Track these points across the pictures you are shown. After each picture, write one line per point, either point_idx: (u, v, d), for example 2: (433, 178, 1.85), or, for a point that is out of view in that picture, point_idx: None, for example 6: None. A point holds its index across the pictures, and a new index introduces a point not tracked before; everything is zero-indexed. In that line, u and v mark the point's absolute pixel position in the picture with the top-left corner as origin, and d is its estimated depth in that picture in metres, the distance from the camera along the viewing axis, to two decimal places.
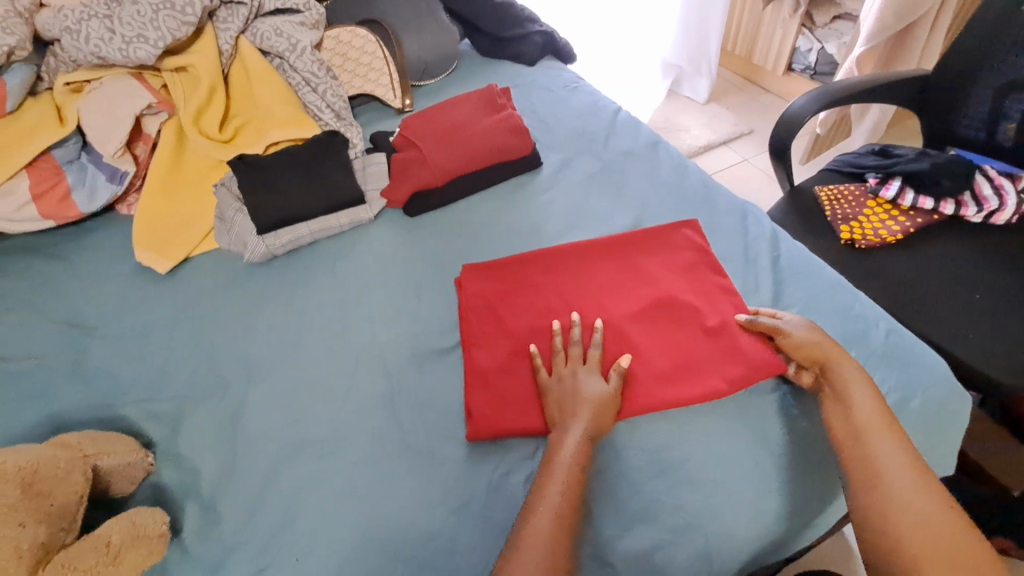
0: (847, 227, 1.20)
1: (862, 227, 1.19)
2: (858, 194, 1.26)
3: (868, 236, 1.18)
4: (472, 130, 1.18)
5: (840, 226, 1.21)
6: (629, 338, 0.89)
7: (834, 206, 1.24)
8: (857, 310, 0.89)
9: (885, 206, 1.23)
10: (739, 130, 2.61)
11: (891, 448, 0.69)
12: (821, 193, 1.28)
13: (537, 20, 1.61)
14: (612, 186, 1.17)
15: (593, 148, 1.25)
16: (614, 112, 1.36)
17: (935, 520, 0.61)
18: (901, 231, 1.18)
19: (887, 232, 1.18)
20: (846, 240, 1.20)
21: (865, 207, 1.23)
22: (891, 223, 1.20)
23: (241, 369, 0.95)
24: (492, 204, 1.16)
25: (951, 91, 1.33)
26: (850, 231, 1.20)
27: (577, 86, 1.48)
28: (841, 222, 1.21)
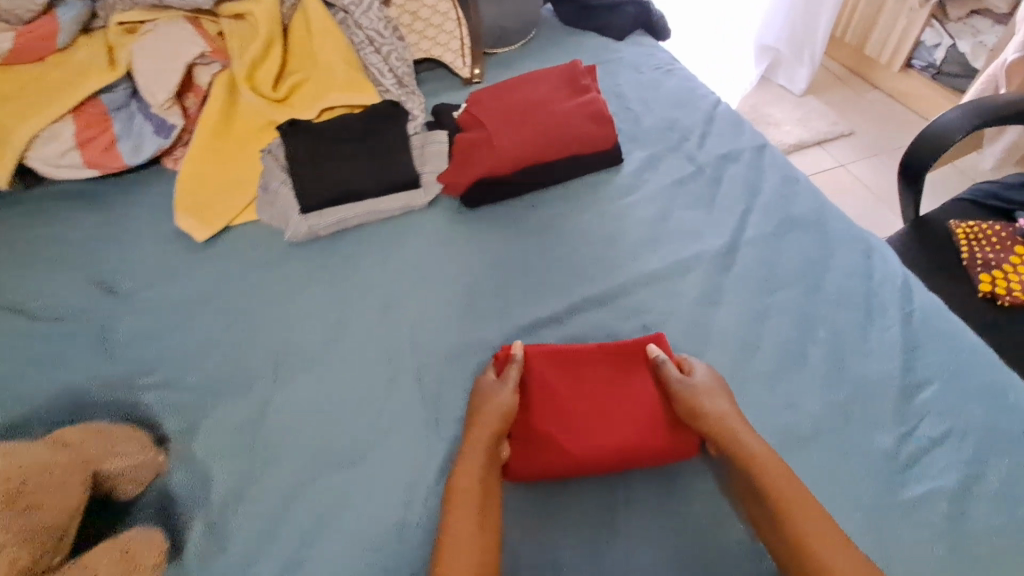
0: (989, 278, 0.99)
1: (1008, 281, 0.98)
2: (1005, 233, 1.03)
3: (1015, 291, 0.97)
4: (548, 114, 1.03)
5: (980, 275, 0.99)
6: (623, 420, 0.73)
7: (973, 248, 1.02)
8: (1013, 400, 0.71)
9: None
10: (837, 130, 2.32)
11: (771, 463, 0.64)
12: (958, 228, 1.05)
13: None
14: (705, 193, 0.99)
15: (686, 147, 1.07)
16: (713, 104, 1.16)
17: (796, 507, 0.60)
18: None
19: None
20: (986, 293, 0.98)
21: (1013, 254, 1.00)
22: None
23: (272, 360, 0.87)
24: (562, 202, 1.01)
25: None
26: (990, 283, 0.98)
27: (671, 68, 1.27)
28: (982, 269, 1.00)
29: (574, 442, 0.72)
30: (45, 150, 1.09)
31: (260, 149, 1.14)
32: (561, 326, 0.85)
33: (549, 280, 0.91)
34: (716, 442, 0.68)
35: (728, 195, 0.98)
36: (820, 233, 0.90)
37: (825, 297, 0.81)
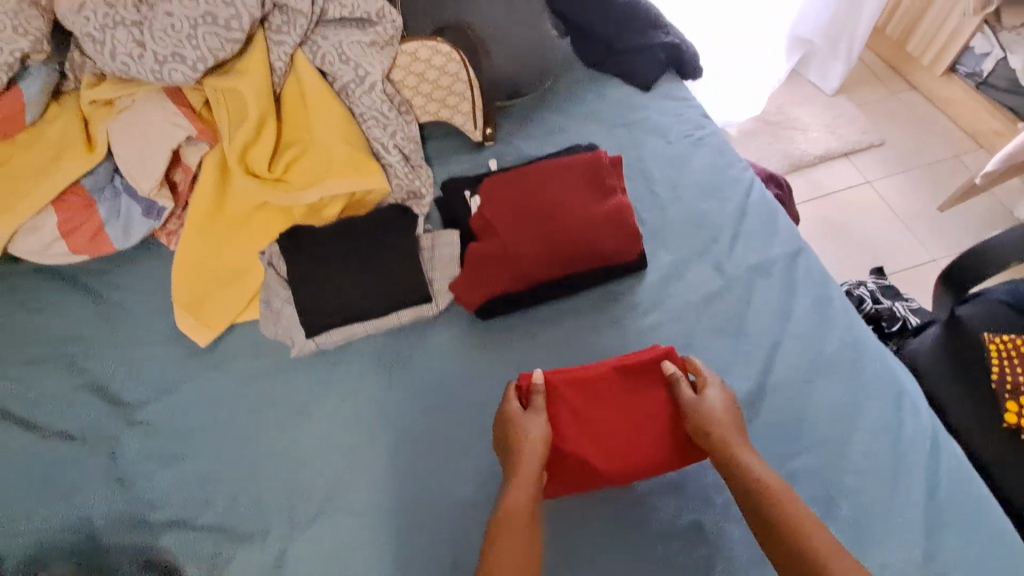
0: (1016, 406, 0.96)
1: None
2: None
3: None
4: (568, 224, 0.94)
5: (1007, 402, 0.97)
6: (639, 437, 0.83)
7: (1004, 369, 0.99)
8: None
9: None
10: (866, 139, 2.18)
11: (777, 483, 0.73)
12: (991, 342, 1.01)
13: (664, 24, 1.26)
14: (732, 316, 0.94)
15: (714, 251, 1.00)
16: (746, 191, 1.08)
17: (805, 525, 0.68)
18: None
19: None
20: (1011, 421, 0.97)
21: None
22: None
23: (285, 498, 0.86)
24: (581, 318, 0.97)
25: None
26: (1017, 411, 0.96)
27: (701, 136, 1.17)
28: (1009, 395, 0.97)
29: (598, 459, 0.81)
30: (29, 242, 1.02)
31: (261, 237, 1.07)
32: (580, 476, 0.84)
33: None
34: (718, 456, 0.76)
35: (755, 321, 0.93)
36: (853, 377, 0.87)
37: (851, 462, 0.81)
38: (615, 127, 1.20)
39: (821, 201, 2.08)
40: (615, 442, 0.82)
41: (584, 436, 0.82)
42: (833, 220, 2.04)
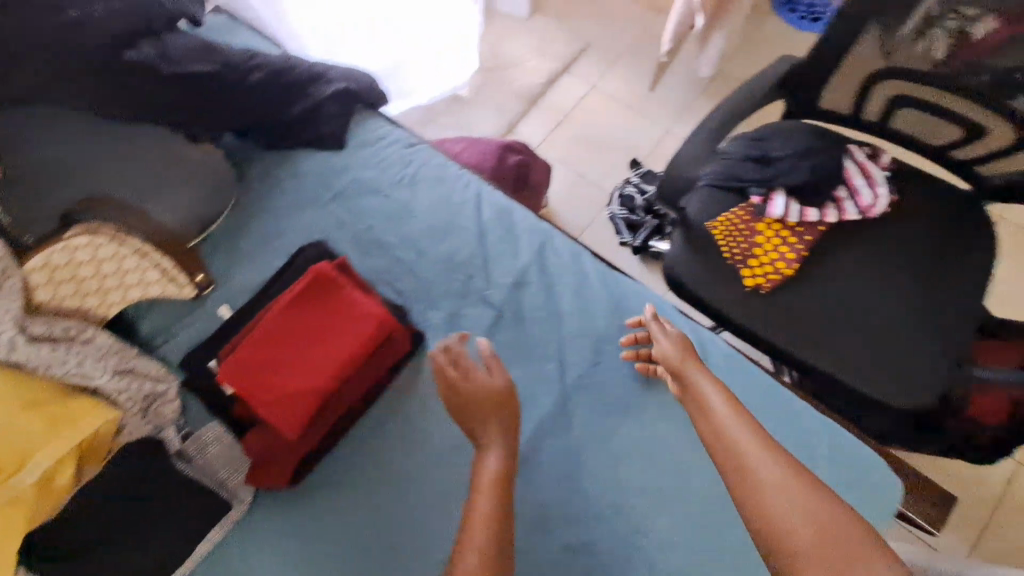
0: (747, 271, 1.15)
1: (763, 268, 1.14)
2: (746, 219, 1.19)
3: (770, 277, 1.13)
4: (325, 356, 0.88)
5: (741, 271, 1.15)
6: (331, 332, 0.89)
7: (729, 244, 1.17)
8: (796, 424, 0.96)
9: (775, 226, 1.17)
10: (574, 48, 2.31)
11: (763, 454, 0.68)
12: (712, 229, 1.19)
13: (319, 74, 1.17)
14: (514, 343, 0.97)
15: (474, 288, 1.01)
16: (473, 212, 1.09)
17: (781, 480, 0.64)
18: (799, 260, 1.14)
19: (785, 265, 1.14)
20: (751, 286, 1.14)
21: (759, 234, 1.16)
22: (786, 250, 1.15)
23: None
24: (385, 425, 0.93)
25: (815, 85, 1.12)
26: (752, 276, 1.14)
27: (413, 175, 1.14)
28: (741, 265, 1.16)
29: (315, 382, 0.86)
30: None
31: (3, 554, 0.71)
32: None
33: (419, 530, 0.87)
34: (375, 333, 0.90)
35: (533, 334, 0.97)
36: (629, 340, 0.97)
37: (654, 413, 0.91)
38: (326, 203, 1.12)
39: (566, 121, 2.21)
40: (310, 357, 0.88)
41: (280, 359, 0.88)
42: (584, 138, 2.17)
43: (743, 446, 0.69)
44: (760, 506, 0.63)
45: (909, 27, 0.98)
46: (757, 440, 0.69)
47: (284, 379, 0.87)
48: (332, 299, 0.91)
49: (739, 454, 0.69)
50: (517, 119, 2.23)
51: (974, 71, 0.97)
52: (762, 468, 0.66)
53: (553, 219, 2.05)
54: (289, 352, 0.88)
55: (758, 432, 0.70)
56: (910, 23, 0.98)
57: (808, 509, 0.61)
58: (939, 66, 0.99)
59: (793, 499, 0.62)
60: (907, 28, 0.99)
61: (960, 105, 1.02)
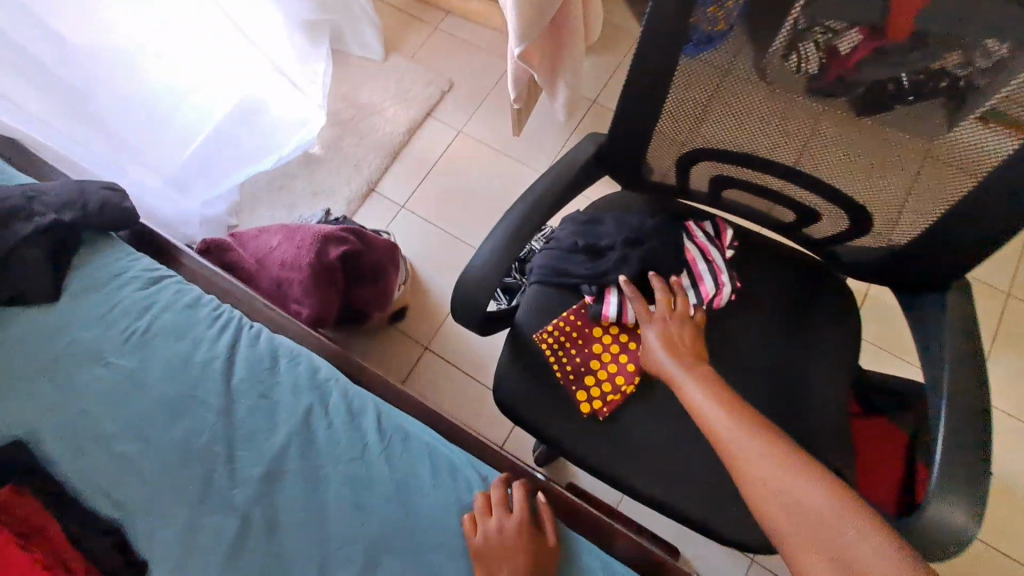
0: (584, 393, 0.97)
1: (600, 387, 0.97)
2: (580, 326, 1.00)
3: (608, 397, 0.97)
4: None
5: (576, 392, 0.97)
6: None
7: (561, 359, 0.99)
8: None
9: (613, 331, 1.00)
10: (436, 89, 2.09)
11: (743, 437, 0.76)
12: (542, 340, 1.00)
13: (31, 208, 0.91)
14: (265, 561, 0.76)
15: (214, 486, 0.79)
16: (223, 374, 0.86)
17: (761, 451, 0.74)
18: (640, 372, 0.98)
19: (625, 379, 0.97)
20: (589, 409, 0.97)
21: (595, 342, 1.00)
22: (625, 361, 0.98)
23: None
24: None
25: (634, 165, 0.93)
26: (588, 398, 0.97)
27: (149, 328, 0.90)
28: (576, 385, 0.98)
29: None
30: None
31: None
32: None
33: None
34: None
35: (291, 542, 0.77)
36: (410, 533, 0.78)
37: None
38: (24, 382, 0.85)
39: (432, 173, 1.99)
40: None
41: None
42: (452, 191, 1.96)
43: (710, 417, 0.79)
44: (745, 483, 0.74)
45: (777, 44, 0.68)
46: (724, 414, 0.79)
47: None
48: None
49: (721, 431, 0.78)
50: (376, 175, 1.99)
51: (847, 90, 0.69)
52: (744, 444, 0.75)
53: (421, 289, 1.83)
54: None
55: (729, 409, 0.79)
56: (776, 41, 0.68)
57: (794, 490, 0.70)
58: (813, 86, 0.71)
59: (780, 484, 0.71)
60: (774, 47, 0.68)
61: (838, 129, 0.74)
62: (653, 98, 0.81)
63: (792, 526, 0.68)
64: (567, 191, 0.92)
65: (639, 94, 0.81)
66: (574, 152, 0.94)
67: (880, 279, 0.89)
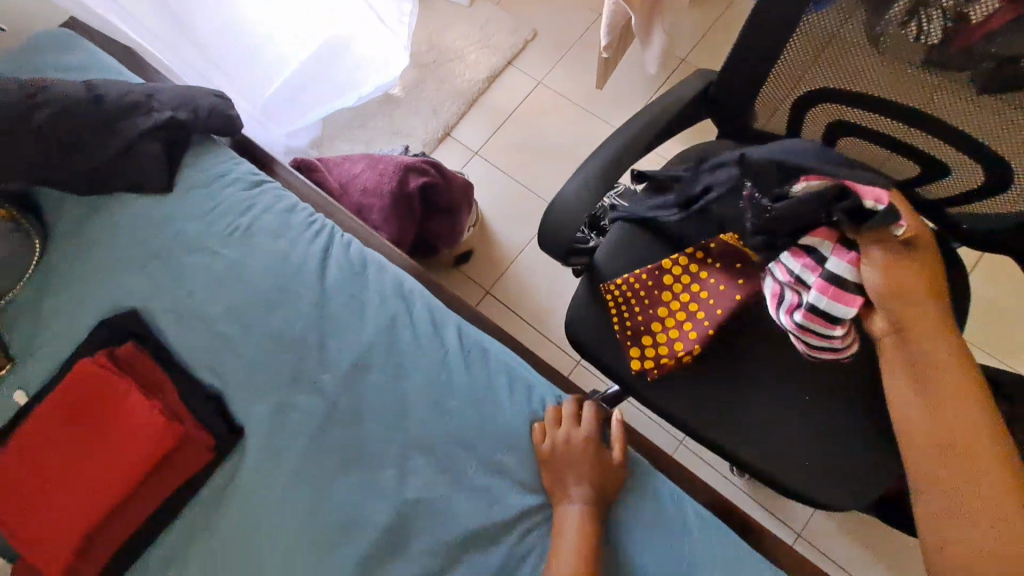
0: (637, 350, 0.95)
1: (655, 348, 0.94)
2: (648, 284, 0.96)
3: (662, 360, 0.93)
4: (89, 474, 0.74)
5: (629, 348, 0.95)
6: (97, 441, 0.75)
7: (621, 314, 0.97)
8: (694, 552, 0.75)
9: (682, 297, 0.94)
10: (521, 38, 2.06)
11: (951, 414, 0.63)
12: (607, 291, 0.98)
13: (148, 106, 0.98)
14: (349, 442, 0.81)
15: (306, 371, 0.85)
16: (318, 273, 0.91)
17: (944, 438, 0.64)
18: (701, 344, 0.92)
19: (684, 347, 0.92)
20: (638, 368, 0.95)
21: (661, 304, 0.94)
22: (687, 329, 0.93)
23: None
24: (190, 543, 0.78)
25: (745, 105, 0.89)
26: (640, 356, 0.95)
27: (251, 225, 0.95)
28: (631, 340, 0.95)
29: (72, 505, 0.73)
30: None
31: None
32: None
33: None
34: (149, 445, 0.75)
35: (371, 431, 0.81)
36: (480, 437, 0.80)
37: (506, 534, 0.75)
38: (146, 263, 0.94)
39: (509, 122, 1.98)
40: (69, 475, 0.74)
41: (37, 476, 0.75)
42: (526, 143, 1.95)
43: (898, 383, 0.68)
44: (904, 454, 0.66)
45: (895, 11, 0.69)
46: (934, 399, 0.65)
47: (39, 500, 0.73)
48: (105, 401, 0.77)
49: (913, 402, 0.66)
50: (453, 121, 2.01)
51: (972, 66, 0.68)
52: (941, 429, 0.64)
53: (489, 236, 1.85)
54: (51, 467, 0.75)
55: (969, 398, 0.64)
56: (893, 9, 0.69)
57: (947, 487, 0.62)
58: (931, 57, 0.71)
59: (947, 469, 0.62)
60: (895, 9, 0.69)
61: (955, 105, 0.73)
62: (778, 26, 0.77)
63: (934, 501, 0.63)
64: (669, 127, 0.90)
65: (765, 21, 0.77)
66: (681, 87, 0.91)
67: (1009, 242, 0.82)
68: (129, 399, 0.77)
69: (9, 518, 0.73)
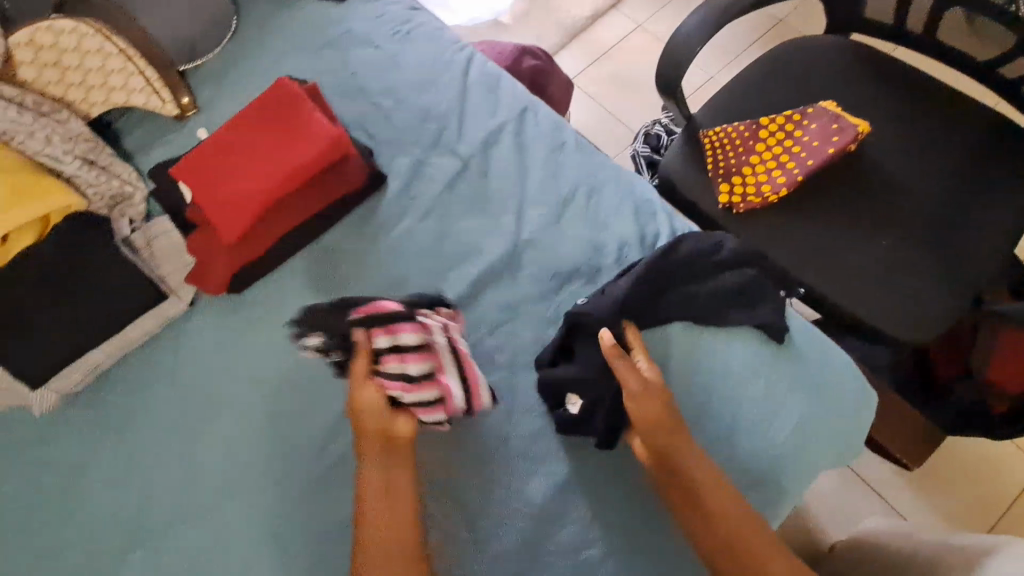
0: (727, 187, 1.04)
1: (744, 185, 1.03)
2: (745, 133, 1.06)
3: (750, 196, 1.03)
4: (271, 164, 0.87)
5: (719, 185, 1.05)
6: (280, 141, 0.88)
7: (716, 156, 1.07)
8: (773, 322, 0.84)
9: (775, 147, 1.05)
10: None
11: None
12: (705, 137, 1.08)
13: None
14: (475, 196, 0.93)
15: (445, 140, 0.98)
16: (463, 72, 1.05)
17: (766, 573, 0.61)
18: (789, 186, 1.02)
19: (772, 188, 1.02)
20: (725, 203, 1.05)
21: (754, 153, 1.05)
22: (778, 174, 1.03)
23: (84, 538, 0.81)
24: (333, 252, 0.92)
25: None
26: (729, 192, 1.04)
27: (410, 32, 1.10)
28: (722, 179, 1.05)
29: (254, 186, 0.86)
30: None
31: None
32: (358, 427, 0.81)
33: None
34: (324, 154, 0.88)
35: (496, 189, 0.93)
36: (591, 205, 0.91)
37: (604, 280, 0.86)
38: (318, 49, 1.10)
39: (606, 59, 2.11)
40: (254, 163, 0.87)
41: (228, 160, 0.88)
42: (618, 79, 2.07)
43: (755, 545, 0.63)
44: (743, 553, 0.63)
45: None
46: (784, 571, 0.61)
47: (227, 178, 0.87)
48: (289, 112, 0.89)
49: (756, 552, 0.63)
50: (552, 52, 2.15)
51: None
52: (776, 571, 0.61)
53: None
54: (239, 155, 0.88)
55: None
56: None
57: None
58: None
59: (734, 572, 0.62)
60: None
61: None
62: None
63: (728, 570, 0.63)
64: None
65: None
66: None
67: None
68: (310, 114, 0.89)
69: (200, 188, 0.88)
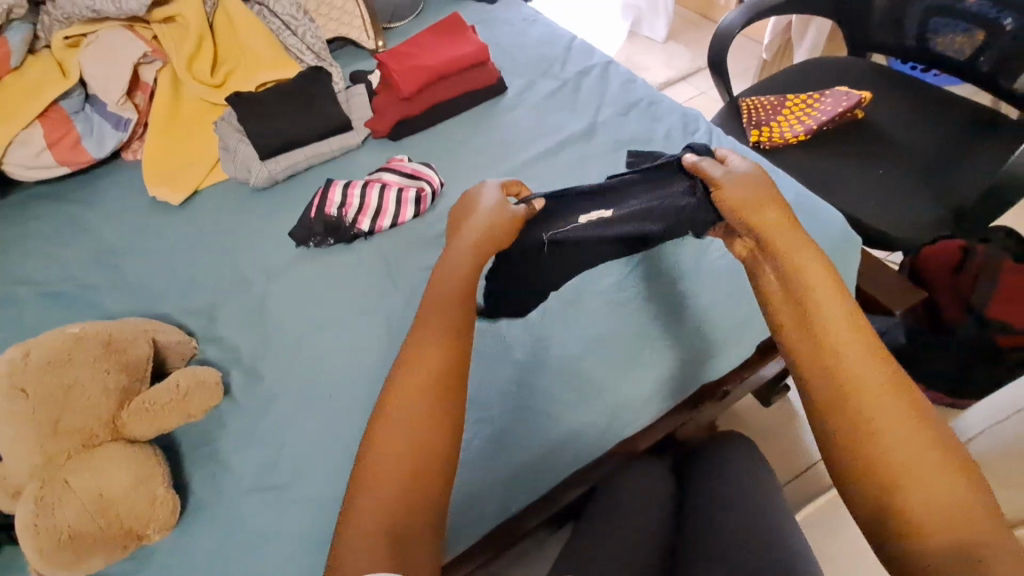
0: (757, 131, 1.37)
1: (771, 131, 1.36)
2: (774, 102, 1.41)
3: (774, 138, 1.35)
4: (440, 56, 1.30)
5: (751, 131, 1.38)
6: (449, 45, 1.32)
7: (750, 115, 1.41)
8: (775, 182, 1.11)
9: (797, 109, 1.38)
10: (695, 66, 2.73)
11: (924, 465, 0.52)
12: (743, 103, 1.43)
13: None
14: (568, 101, 1.32)
15: (551, 72, 1.40)
16: (570, 40, 1.49)
17: (902, 462, 0.52)
18: (805, 133, 1.33)
19: (791, 133, 1.34)
20: (754, 142, 1.37)
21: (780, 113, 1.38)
22: (797, 125, 1.35)
23: (261, 264, 1.14)
24: (463, 123, 1.32)
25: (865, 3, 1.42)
26: (758, 135, 1.37)
27: (535, 19, 1.59)
28: (754, 127, 1.38)
29: (427, 65, 1.28)
30: (20, 155, 1.25)
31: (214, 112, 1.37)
32: None
33: (467, 175, 1.22)
34: (475, 56, 1.31)
35: (584, 98, 1.32)
36: (650, 110, 1.27)
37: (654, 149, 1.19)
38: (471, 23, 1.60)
39: None
40: (429, 54, 1.31)
41: (412, 52, 1.32)
42: None
43: (882, 417, 0.54)
44: (863, 432, 0.54)
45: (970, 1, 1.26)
46: (924, 460, 0.52)
47: (410, 60, 1.30)
48: (457, 33, 1.35)
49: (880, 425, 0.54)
50: None
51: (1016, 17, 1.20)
52: (910, 457, 0.52)
53: None
54: (420, 50, 1.32)
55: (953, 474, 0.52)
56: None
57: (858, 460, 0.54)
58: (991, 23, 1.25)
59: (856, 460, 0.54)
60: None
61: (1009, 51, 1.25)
62: None
63: (839, 441, 0.56)
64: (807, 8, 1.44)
65: None
66: None
67: None
68: (470, 36, 1.34)
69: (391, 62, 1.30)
